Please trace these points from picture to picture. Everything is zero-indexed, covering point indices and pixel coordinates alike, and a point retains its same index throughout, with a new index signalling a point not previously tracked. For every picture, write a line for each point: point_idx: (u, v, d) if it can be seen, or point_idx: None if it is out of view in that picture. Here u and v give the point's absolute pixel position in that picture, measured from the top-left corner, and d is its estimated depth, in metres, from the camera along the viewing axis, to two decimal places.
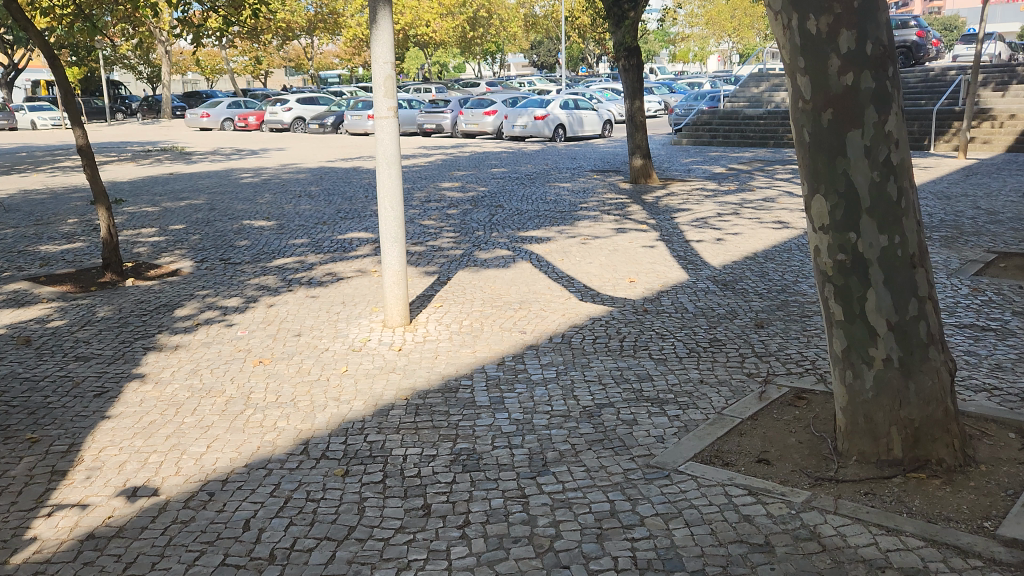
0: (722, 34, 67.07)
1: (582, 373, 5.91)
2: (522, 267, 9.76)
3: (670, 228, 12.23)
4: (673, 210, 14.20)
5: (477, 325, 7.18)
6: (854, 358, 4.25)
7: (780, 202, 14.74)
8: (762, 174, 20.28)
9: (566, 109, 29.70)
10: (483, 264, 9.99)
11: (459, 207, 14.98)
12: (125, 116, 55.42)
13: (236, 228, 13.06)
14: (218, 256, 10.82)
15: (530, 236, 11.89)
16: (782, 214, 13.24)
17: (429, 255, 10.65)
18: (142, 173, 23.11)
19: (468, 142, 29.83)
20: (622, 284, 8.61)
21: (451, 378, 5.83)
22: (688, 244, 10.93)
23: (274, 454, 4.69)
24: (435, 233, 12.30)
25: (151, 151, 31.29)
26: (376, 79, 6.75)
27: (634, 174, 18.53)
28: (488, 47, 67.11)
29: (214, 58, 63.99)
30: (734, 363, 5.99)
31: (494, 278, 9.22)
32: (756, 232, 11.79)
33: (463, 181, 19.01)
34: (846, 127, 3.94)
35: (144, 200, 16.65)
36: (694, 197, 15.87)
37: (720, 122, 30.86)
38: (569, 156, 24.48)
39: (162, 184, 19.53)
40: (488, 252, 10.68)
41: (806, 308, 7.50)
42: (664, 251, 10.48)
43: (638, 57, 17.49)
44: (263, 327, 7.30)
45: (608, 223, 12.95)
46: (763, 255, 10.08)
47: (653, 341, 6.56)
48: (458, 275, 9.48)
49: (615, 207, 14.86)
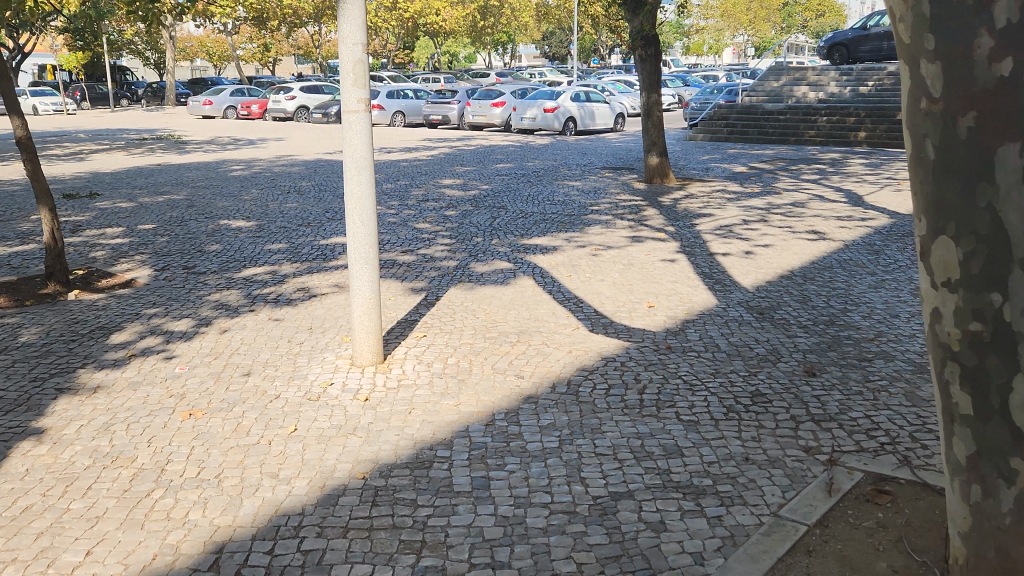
0: (737, 28, 65.37)
1: (592, 441, 4.64)
2: (524, 283, 8.48)
3: (692, 238, 10.93)
4: (693, 216, 12.87)
5: (465, 365, 5.92)
6: (986, 469, 2.97)
7: (810, 208, 13.39)
8: (786, 175, 18.89)
9: (577, 101, 28.36)
10: (480, 279, 8.73)
11: (459, 208, 13.71)
12: (129, 103, 54.36)
13: (211, 229, 11.82)
14: (182, 264, 9.59)
15: (534, 245, 10.60)
16: (815, 223, 11.91)
17: (419, 266, 9.37)
18: (131, 163, 21.93)
19: (475, 135, 28.52)
20: (640, 309, 7.32)
21: (426, 449, 4.58)
22: (712, 258, 9.62)
23: (172, 570, 3.48)
24: (429, 239, 11.04)
25: (146, 139, 30.11)
26: (343, 64, 5.48)
27: (649, 172, 17.18)
28: (498, 37, 65.59)
29: (221, 45, 62.73)
30: (786, 432, 4.69)
31: (490, 298, 7.93)
32: (788, 244, 10.47)
33: (466, 178, 17.73)
34: (996, 140, 2.65)
35: (121, 194, 15.44)
36: (715, 201, 14.53)
37: (738, 117, 29.42)
38: (579, 151, 23.11)
39: (146, 176, 18.31)
40: (486, 264, 9.41)
41: (863, 349, 6.19)
42: (686, 266, 9.19)
43: (656, 46, 16.22)
44: (207, 363, 6.05)
45: (622, 230, 11.64)
46: (800, 274, 8.76)
47: (680, 395, 5.27)
48: (449, 292, 8.21)
49: (630, 211, 13.54)
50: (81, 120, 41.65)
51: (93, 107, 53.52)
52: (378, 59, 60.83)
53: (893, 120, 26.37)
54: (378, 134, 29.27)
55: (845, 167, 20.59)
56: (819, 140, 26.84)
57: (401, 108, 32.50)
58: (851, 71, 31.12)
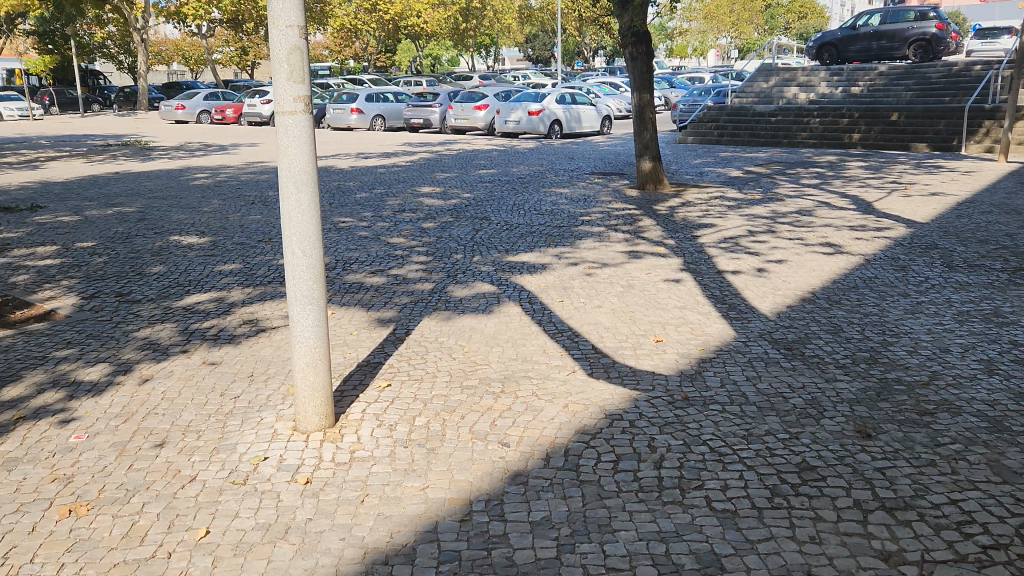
0: (720, 30, 64.80)
1: (601, 546, 3.50)
2: (509, 310, 7.33)
3: (695, 253, 9.87)
4: (693, 227, 11.84)
5: (436, 429, 4.74)
6: None
7: (818, 217, 12.41)
8: (785, 179, 17.94)
9: (563, 104, 27.31)
10: (458, 305, 7.59)
11: (437, 219, 12.57)
12: (101, 107, 52.55)
13: (159, 246, 10.57)
14: (115, 290, 8.34)
15: (521, 262, 9.48)
16: (827, 235, 10.91)
17: (388, 290, 8.20)
18: (88, 171, 20.52)
19: (457, 139, 27.38)
20: (646, 345, 6.21)
21: (379, 566, 3.42)
22: (721, 278, 8.56)
23: None
24: (404, 256, 9.88)
25: (112, 145, 28.71)
26: (275, 53, 4.33)
27: (642, 178, 16.10)
28: (481, 39, 64.57)
29: (197, 48, 61.12)
30: (852, 529, 3.59)
31: (470, 331, 6.77)
32: (803, 260, 9.43)
33: (446, 185, 16.59)
34: None
35: (67, 206, 14.12)
36: (715, 209, 13.52)
37: (728, 118, 28.55)
38: (566, 156, 22.05)
39: (101, 186, 16.98)
40: (466, 287, 8.27)
41: (921, 398, 5.07)
42: (693, 289, 8.10)
43: (648, 44, 15.20)
44: (112, 428, 4.84)
45: (616, 245, 10.56)
46: (824, 297, 7.71)
47: (709, 470, 4.14)
48: (422, 323, 7.04)
49: (624, 221, 12.46)
50: (46, 125, 39.96)
51: (64, 112, 51.77)
52: (359, 62, 59.51)
53: (888, 120, 25.53)
54: (357, 139, 28.06)
55: (845, 170, 19.72)
56: (813, 142, 25.97)
57: (381, 112, 31.30)
58: (842, 71, 30.35)
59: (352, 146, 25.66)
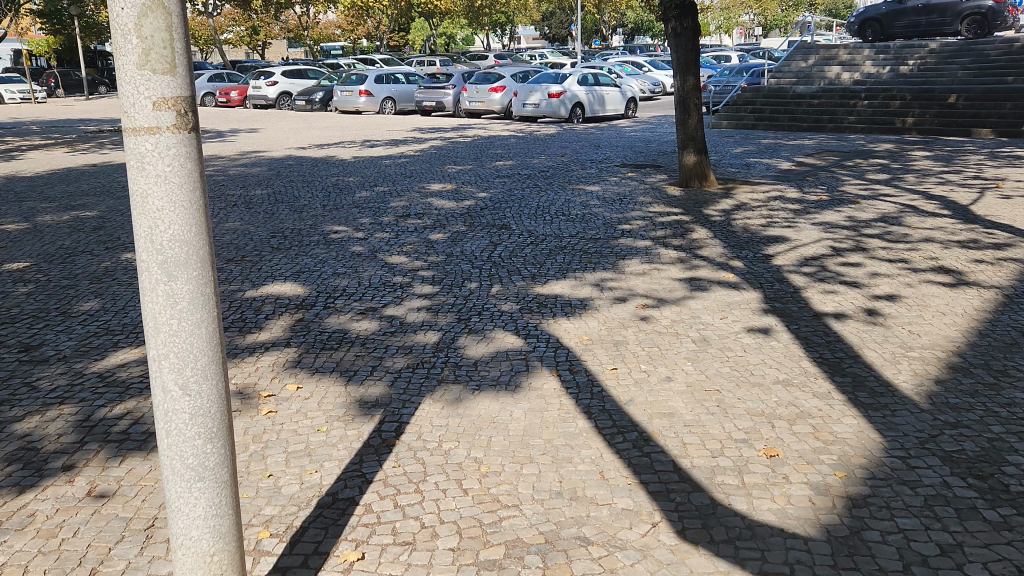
0: (747, 4, 61.51)
1: None
2: (543, 388, 5.21)
3: (774, 283, 7.71)
4: (760, 241, 9.65)
5: None
6: None
7: (910, 227, 10.19)
8: (847, 173, 15.67)
9: (585, 85, 24.94)
10: (476, 372, 5.51)
11: (448, 228, 10.46)
12: (106, 90, 50.25)
13: (104, 268, 8.50)
14: (20, 342, 6.26)
15: (554, 296, 7.35)
16: (934, 254, 8.69)
17: (378, 343, 6.12)
18: (65, 163, 18.47)
19: (471, 123, 25.15)
20: (758, 467, 4.12)
21: None
22: (824, 326, 6.43)
23: None
24: (405, 285, 7.79)
25: (103, 131, 26.66)
26: (115, 15, 2.21)
27: (684, 174, 13.83)
28: (498, 18, 61.77)
29: (206, 28, 58.85)
30: None
31: (489, 427, 4.66)
32: (920, 294, 7.24)
33: (459, 181, 14.47)
34: None
35: (20, 210, 12.09)
36: (779, 214, 11.30)
37: (765, 100, 26.14)
38: (591, 143, 19.83)
39: (70, 182, 14.91)
40: (483, 340, 6.15)
41: None
42: (792, 346, 5.94)
43: (694, 17, 13.01)
44: None
45: (670, 268, 8.40)
46: (981, 363, 5.57)
47: None
48: (422, 409, 4.93)
49: (672, 230, 10.32)
50: (45, 109, 38.01)
51: (68, 95, 49.75)
52: (372, 41, 57.10)
53: (945, 103, 22.95)
54: (364, 123, 25.91)
55: (911, 162, 17.39)
56: (861, 126, 23.37)
57: (391, 93, 29.12)
58: (889, 48, 27.73)
59: (358, 131, 23.49)
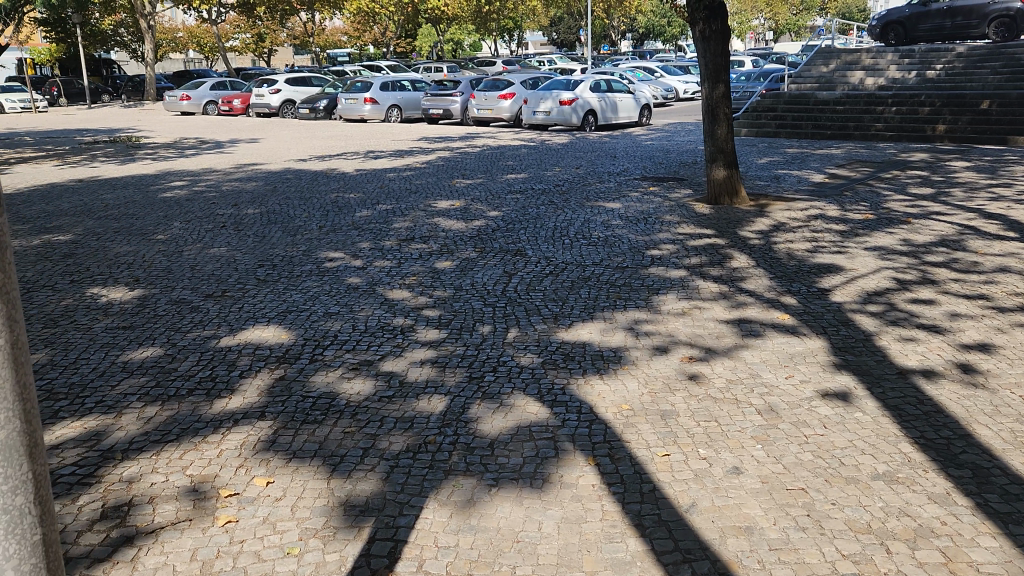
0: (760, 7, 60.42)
1: None
2: (580, 484, 4.10)
3: (840, 328, 6.57)
4: (810, 270, 8.50)
5: None
6: None
7: (977, 253, 9.04)
8: (887, 187, 14.50)
9: (598, 92, 23.89)
10: (494, 459, 4.39)
11: (456, 255, 9.38)
12: (110, 99, 49.38)
13: (64, 308, 7.45)
14: None
15: (582, 345, 6.23)
16: (1016, 289, 7.54)
17: (371, 414, 5.00)
18: (51, 177, 17.47)
19: (480, 132, 24.14)
20: None
21: None
22: (915, 389, 5.28)
23: None
24: (406, 329, 6.70)
25: (98, 141, 25.68)
26: None
27: (713, 190, 12.69)
28: (506, 23, 60.90)
29: (211, 36, 58.15)
30: None
31: (512, 551, 3.55)
32: (1019, 344, 6.09)
33: (467, 197, 13.39)
34: None
35: None
36: (824, 236, 10.17)
37: (786, 107, 25.00)
38: (607, 154, 18.73)
39: (51, 200, 13.87)
40: (500, 410, 5.03)
41: None
42: (882, 419, 4.81)
43: (722, 21, 11.94)
44: None
45: (714, 306, 7.27)
46: None
47: None
48: (424, 518, 3.83)
49: (707, 256, 9.21)
50: (45, 119, 37.19)
51: (72, 104, 48.89)
52: (379, 47, 56.28)
53: (977, 109, 21.72)
54: (369, 133, 24.95)
55: (952, 173, 16.22)
56: (889, 134, 22.10)
57: (397, 101, 28.15)
58: (914, 52, 26.54)
59: (362, 141, 22.49)
